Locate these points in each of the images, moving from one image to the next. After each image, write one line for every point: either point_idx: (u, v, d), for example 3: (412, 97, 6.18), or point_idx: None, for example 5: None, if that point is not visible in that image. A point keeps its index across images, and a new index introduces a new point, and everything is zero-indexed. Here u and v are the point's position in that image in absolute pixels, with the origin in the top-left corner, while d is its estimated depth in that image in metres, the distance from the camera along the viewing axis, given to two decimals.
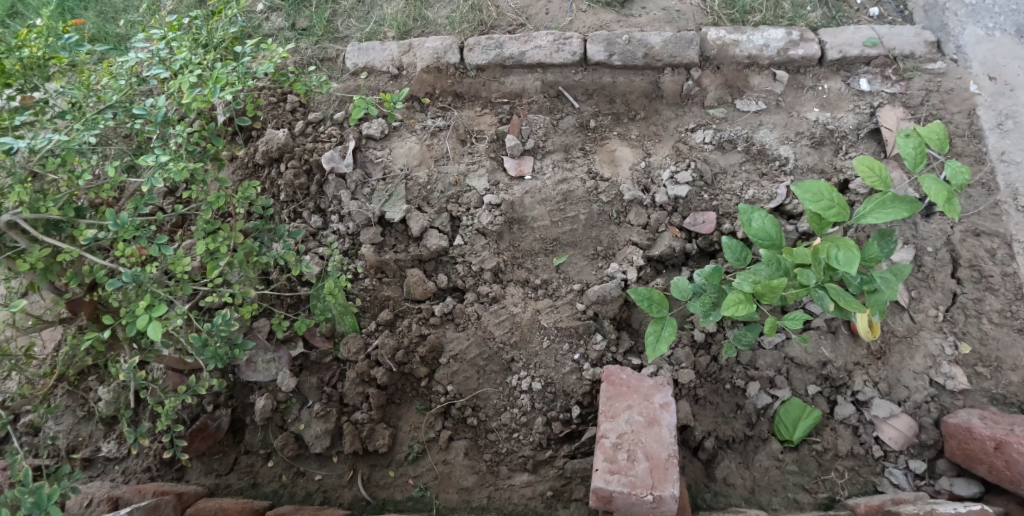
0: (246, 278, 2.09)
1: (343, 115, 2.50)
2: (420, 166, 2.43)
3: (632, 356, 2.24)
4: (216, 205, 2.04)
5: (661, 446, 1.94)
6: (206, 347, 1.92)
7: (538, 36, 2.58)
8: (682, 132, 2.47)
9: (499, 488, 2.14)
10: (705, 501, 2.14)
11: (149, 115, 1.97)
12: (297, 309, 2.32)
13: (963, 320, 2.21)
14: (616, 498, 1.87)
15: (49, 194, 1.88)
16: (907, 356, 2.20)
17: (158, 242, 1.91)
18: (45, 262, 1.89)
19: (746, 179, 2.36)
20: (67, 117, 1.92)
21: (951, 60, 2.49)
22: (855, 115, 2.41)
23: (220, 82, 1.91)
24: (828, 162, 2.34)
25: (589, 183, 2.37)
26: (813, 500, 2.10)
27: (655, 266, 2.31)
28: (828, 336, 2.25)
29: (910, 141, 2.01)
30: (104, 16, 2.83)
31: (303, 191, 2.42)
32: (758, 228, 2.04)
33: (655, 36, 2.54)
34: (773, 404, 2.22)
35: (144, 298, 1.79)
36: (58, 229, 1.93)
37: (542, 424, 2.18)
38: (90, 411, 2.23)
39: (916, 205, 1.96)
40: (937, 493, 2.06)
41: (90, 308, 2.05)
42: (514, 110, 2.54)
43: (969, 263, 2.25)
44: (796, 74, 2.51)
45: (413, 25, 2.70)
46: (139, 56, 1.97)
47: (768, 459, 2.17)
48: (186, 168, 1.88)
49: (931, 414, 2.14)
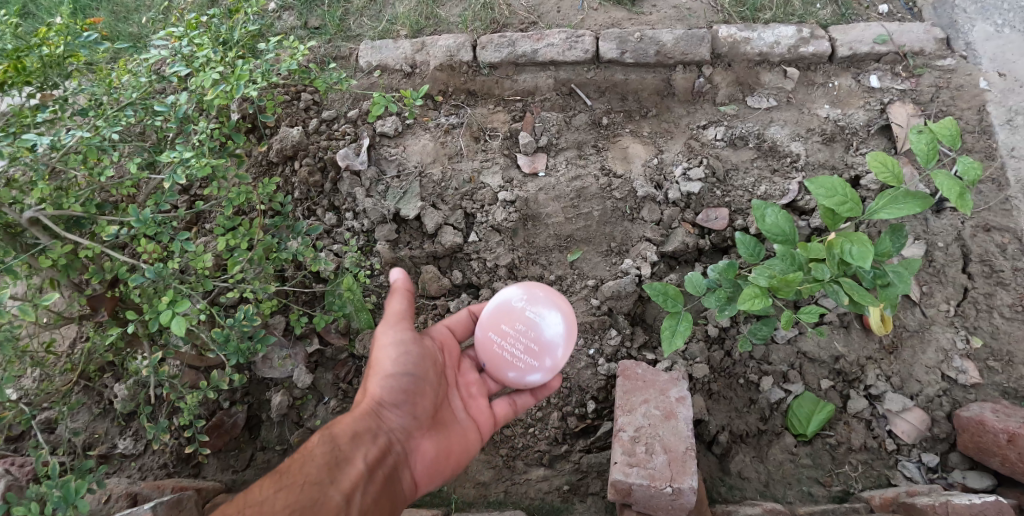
0: (265, 274, 2.10)
1: (356, 113, 2.51)
2: (434, 163, 2.45)
3: (646, 351, 2.28)
4: (238, 202, 2.07)
5: (678, 439, 1.97)
6: (229, 342, 1.94)
7: (550, 33, 2.59)
8: (694, 129, 2.49)
9: (516, 483, 2.17)
10: (720, 494, 2.16)
11: (170, 113, 2.00)
12: (314, 306, 2.35)
13: (974, 315, 2.23)
14: (635, 490, 1.89)
15: (71, 192, 1.94)
16: (919, 350, 2.22)
17: (180, 238, 1.93)
18: (67, 259, 1.92)
19: (758, 176, 2.38)
20: (88, 114, 1.94)
21: (960, 56, 2.51)
22: (865, 111, 2.43)
23: (244, 79, 1.94)
24: (838, 159, 2.37)
25: (603, 180, 2.40)
26: (827, 493, 2.12)
27: (669, 262, 2.35)
28: (840, 330, 2.27)
29: (921, 137, 2.03)
30: (116, 15, 2.84)
31: (317, 189, 2.44)
32: (772, 224, 2.05)
33: (667, 34, 2.55)
34: (785, 398, 2.24)
35: (168, 293, 1.81)
36: (79, 226, 1.98)
37: (557, 419, 2.22)
38: (106, 408, 2.25)
39: (929, 199, 1.96)
40: (950, 486, 2.09)
41: (110, 304, 2.07)
42: (527, 108, 2.56)
43: (980, 258, 2.27)
44: (807, 71, 2.53)
45: (425, 23, 2.71)
46: (163, 54, 1.99)
47: (782, 453, 2.19)
48: (209, 165, 1.91)
49: (943, 407, 2.16)
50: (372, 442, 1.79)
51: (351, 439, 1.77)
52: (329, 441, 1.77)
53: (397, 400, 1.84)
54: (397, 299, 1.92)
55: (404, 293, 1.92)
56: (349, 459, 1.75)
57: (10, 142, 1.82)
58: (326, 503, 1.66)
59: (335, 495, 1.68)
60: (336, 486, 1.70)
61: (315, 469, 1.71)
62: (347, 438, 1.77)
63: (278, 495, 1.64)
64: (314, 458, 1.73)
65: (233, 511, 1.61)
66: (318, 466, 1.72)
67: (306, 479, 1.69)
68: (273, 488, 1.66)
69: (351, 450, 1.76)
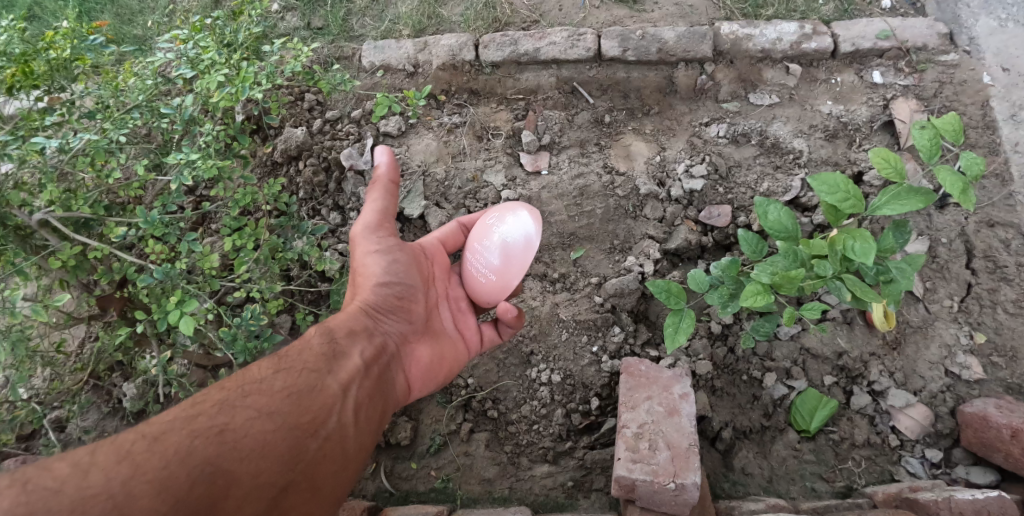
0: (271, 273, 2.13)
1: (360, 113, 2.52)
2: (437, 162, 2.47)
3: (649, 347, 2.30)
4: (243, 203, 2.10)
5: (681, 435, 1.98)
6: (237, 341, 1.96)
7: (552, 32, 2.59)
8: (697, 126, 2.49)
9: (521, 479, 2.18)
10: (724, 490, 2.17)
11: (176, 115, 2.02)
12: (319, 304, 2.38)
13: (978, 311, 2.23)
14: (639, 486, 1.90)
15: (80, 194, 1.97)
16: (922, 346, 2.22)
17: (187, 239, 1.95)
18: (76, 260, 1.95)
19: (760, 172, 2.39)
20: (96, 117, 1.97)
21: (964, 51, 2.50)
22: (868, 108, 2.43)
23: (249, 81, 1.97)
24: (841, 155, 2.37)
25: (606, 178, 2.41)
26: (831, 489, 2.13)
27: (671, 259, 2.36)
28: (844, 327, 2.27)
29: (924, 132, 2.02)
30: (121, 18, 2.86)
31: (321, 189, 2.46)
32: (775, 221, 2.06)
33: (669, 31, 2.55)
34: (789, 394, 2.25)
35: (176, 293, 1.83)
36: (88, 227, 2.02)
37: (561, 416, 2.24)
38: (115, 407, 2.27)
39: (931, 195, 1.96)
40: (954, 481, 2.09)
41: (119, 304, 2.16)
42: (529, 106, 2.57)
43: (983, 254, 2.27)
44: (809, 67, 2.52)
45: (427, 22, 2.72)
46: (169, 56, 2.02)
47: (785, 449, 2.20)
48: (215, 166, 1.93)
49: (946, 403, 2.16)
50: (367, 340, 1.82)
51: (347, 334, 1.80)
52: (326, 334, 1.79)
53: (389, 303, 1.89)
54: (379, 196, 1.88)
55: (389, 187, 1.87)
56: (345, 353, 1.77)
57: (19, 145, 1.85)
58: (323, 392, 1.67)
59: (332, 384, 1.69)
60: (333, 377, 1.71)
61: (312, 358, 1.71)
62: (343, 333, 1.79)
63: (276, 376, 1.64)
64: (311, 349, 1.74)
65: (232, 387, 1.60)
66: (316, 356, 1.73)
67: (303, 367, 1.69)
68: (272, 370, 1.66)
69: (348, 345, 1.78)
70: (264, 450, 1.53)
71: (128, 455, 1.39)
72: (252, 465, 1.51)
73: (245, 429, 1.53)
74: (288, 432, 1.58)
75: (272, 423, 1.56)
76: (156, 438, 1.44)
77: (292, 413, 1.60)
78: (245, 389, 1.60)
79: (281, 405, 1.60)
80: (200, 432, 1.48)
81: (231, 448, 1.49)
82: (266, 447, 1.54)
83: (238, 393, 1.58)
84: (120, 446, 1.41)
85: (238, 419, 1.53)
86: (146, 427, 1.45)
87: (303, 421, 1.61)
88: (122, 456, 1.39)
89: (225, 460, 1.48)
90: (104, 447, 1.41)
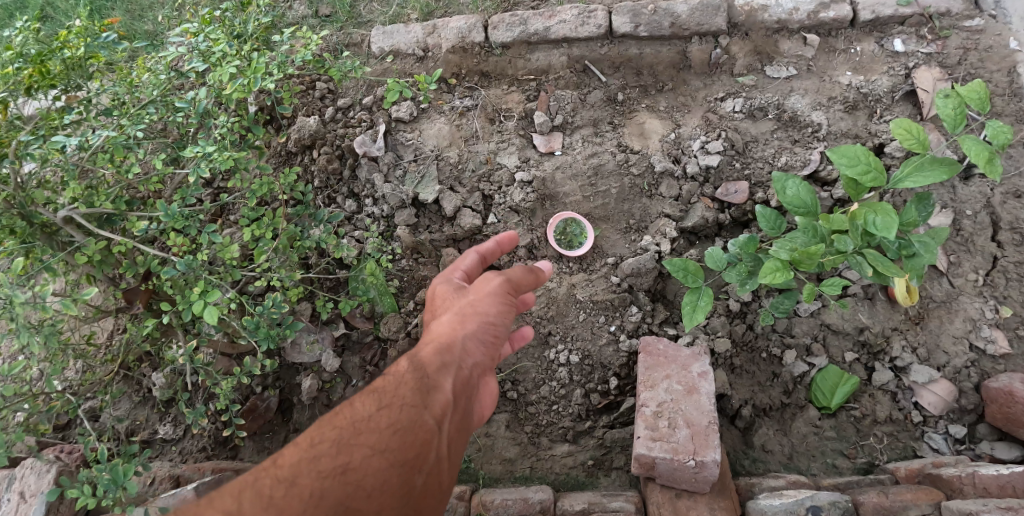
0: (290, 262, 2.16)
1: (371, 99, 2.53)
2: (450, 146, 2.48)
3: (667, 326, 2.30)
4: (260, 194, 2.12)
5: (701, 413, 1.98)
6: (259, 328, 1.99)
7: (562, 10, 2.55)
8: (711, 102, 2.45)
9: (542, 459, 2.22)
10: (744, 467, 2.17)
11: (191, 108, 2.06)
12: (339, 291, 2.42)
13: (1004, 284, 2.18)
14: (658, 464, 1.91)
15: (103, 192, 2.04)
16: (946, 321, 2.18)
17: (208, 230, 1.99)
18: (100, 255, 2.00)
19: (778, 147, 2.35)
20: (113, 113, 2.01)
21: (989, 16, 2.41)
22: (889, 77, 2.37)
23: (261, 71, 1.98)
24: (861, 127, 2.32)
25: (620, 156, 2.39)
26: (852, 465, 2.13)
27: (688, 237, 2.36)
28: (865, 302, 2.24)
29: (947, 101, 1.96)
30: (131, 14, 2.89)
31: (336, 177, 2.49)
32: (793, 196, 2.03)
33: (681, 4, 2.49)
34: (809, 371, 2.23)
35: (199, 284, 1.87)
36: (111, 223, 2.07)
37: (580, 396, 2.26)
38: (145, 396, 2.35)
39: (955, 166, 1.91)
40: (978, 457, 2.07)
41: (145, 295, 2.19)
42: (540, 87, 2.55)
43: (1010, 226, 2.21)
44: (828, 36, 2.46)
45: (436, 5, 2.70)
46: (181, 51, 2.03)
47: (806, 426, 2.19)
48: (230, 157, 1.96)
49: (971, 378, 2.13)
50: (457, 372, 1.68)
51: (438, 366, 1.66)
52: (416, 366, 1.66)
53: (478, 334, 1.75)
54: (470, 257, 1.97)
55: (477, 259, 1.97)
56: (437, 384, 1.63)
57: (41, 144, 1.90)
58: (422, 426, 1.55)
59: (431, 418, 1.57)
60: (429, 410, 1.58)
61: (408, 393, 1.59)
62: (435, 365, 1.66)
63: (380, 413, 1.54)
64: (404, 382, 1.62)
65: (342, 426, 1.53)
66: (411, 390, 1.60)
67: (401, 402, 1.57)
68: (375, 407, 1.56)
69: (440, 376, 1.65)
70: (383, 486, 1.46)
71: (270, 502, 1.40)
72: (376, 501, 1.45)
73: (367, 467, 1.46)
74: (401, 468, 1.49)
75: (387, 459, 1.48)
76: (291, 481, 1.43)
77: (401, 448, 1.51)
78: (356, 427, 1.52)
79: (390, 440, 1.51)
80: (327, 474, 1.44)
81: (357, 486, 1.44)
82: (384, 485, 1.46)
83: (351, 430, 1.51)
84: (263, 492, 1.42)
85: (357, 456, 1.47)
86: (279, 470, 1.46)
87: (412, 456, 1.51)
88: (265, 503, 1.40)
89: (354, 498, 1.43)
90: (246, 493, 1.42)
